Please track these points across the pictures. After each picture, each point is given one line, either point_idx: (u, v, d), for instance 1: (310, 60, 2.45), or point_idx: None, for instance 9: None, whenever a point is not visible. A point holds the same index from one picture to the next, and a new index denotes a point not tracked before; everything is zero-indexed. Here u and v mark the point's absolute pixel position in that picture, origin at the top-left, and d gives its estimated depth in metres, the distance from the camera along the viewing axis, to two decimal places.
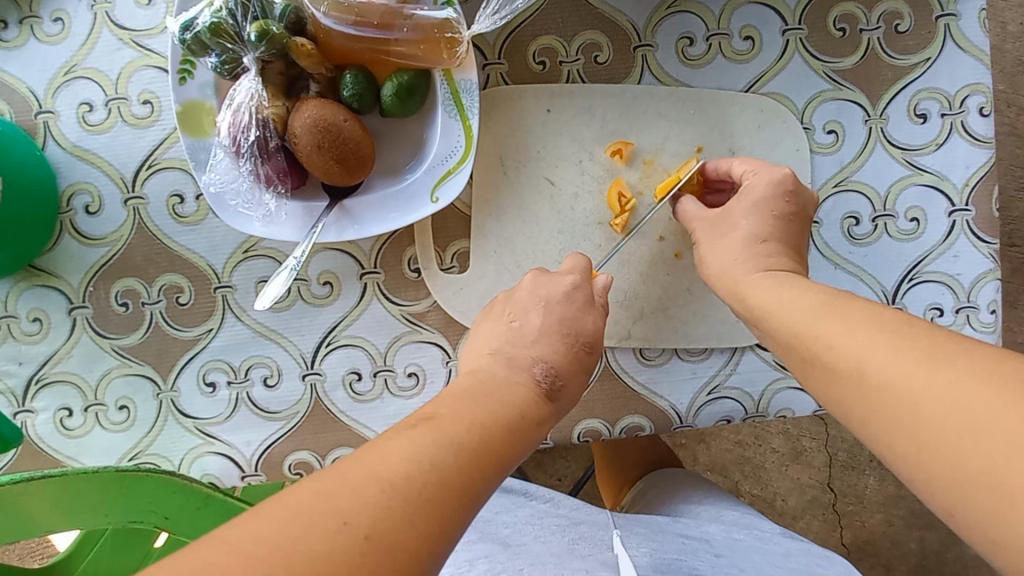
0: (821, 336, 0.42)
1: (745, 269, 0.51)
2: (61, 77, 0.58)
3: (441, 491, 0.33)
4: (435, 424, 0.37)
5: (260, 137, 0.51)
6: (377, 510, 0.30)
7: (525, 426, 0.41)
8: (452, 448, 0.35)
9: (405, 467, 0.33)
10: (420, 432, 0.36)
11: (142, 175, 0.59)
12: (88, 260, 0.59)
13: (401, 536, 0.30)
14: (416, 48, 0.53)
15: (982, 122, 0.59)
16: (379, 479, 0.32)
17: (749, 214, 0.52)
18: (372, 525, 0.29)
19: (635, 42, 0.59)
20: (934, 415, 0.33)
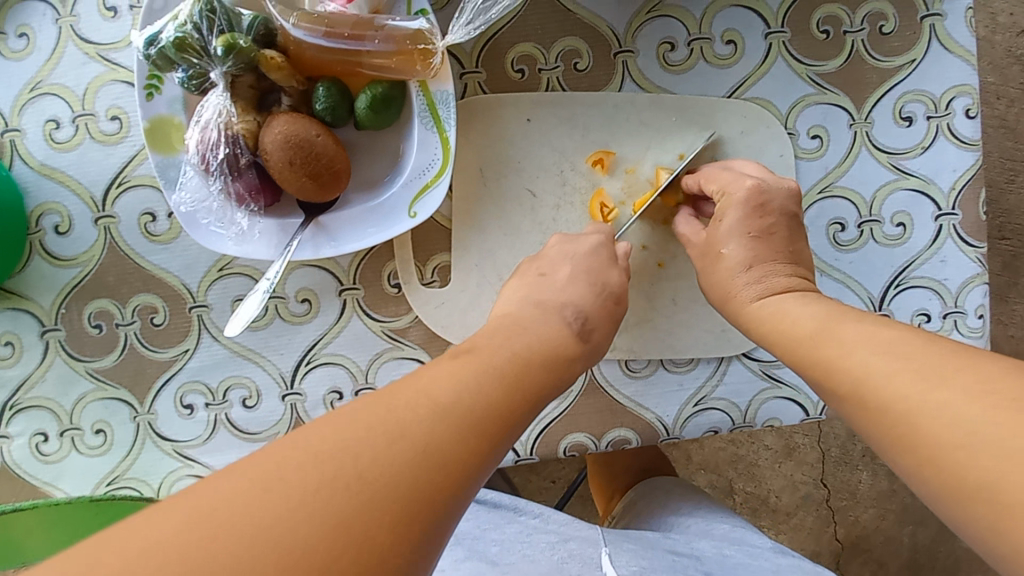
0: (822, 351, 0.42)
1: (743, 299, 0.50)
2: (26, 93, 0.57)
3: (484, 416, 0.34)
4: (473, 355, 0.38)
5: (230, 154, 0.50)
6: (428, 429, 0.32)
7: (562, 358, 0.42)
8: (493, 378, 0.37)
9: (447, 391, 0.34)
10: (460, 362, 0.37)
11: (113, 194, 0.57)
12: (59, 281, 0.58)
13: (449, 447, 0.31)
14: (389, 59, 0.51)
15: (969, 124, 0.58)
16: (427, 399, 0.33)
17: (729, 240, 0.51)
18: (423, 438, 0.31)
19: (616, 48, 0.58)
20: (933, 431, 0.33)
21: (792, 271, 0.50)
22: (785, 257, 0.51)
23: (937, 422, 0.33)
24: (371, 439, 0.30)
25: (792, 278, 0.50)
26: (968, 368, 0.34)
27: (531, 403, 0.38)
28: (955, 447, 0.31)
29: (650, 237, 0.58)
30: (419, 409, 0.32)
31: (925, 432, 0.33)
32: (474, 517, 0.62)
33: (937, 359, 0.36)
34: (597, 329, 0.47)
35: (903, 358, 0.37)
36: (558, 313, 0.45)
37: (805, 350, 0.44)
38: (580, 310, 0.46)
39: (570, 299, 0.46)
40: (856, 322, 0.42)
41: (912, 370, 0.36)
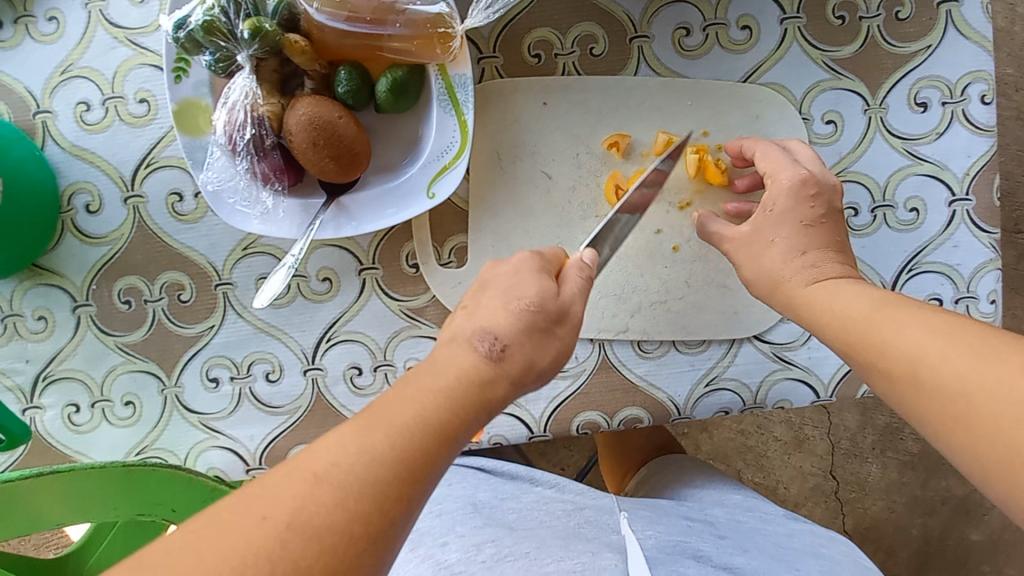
0: (873, 333, 0.42)
1: (796, 283, 0.49)
2: (57, 76, 0.59)
3: (376, 489, 0.30)
4: (376, 416, 0.33)
5: (256, 135, 0.52)
6: (303, 507, 0.29)
7: (474, 406, 0.36)
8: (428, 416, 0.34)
9: (399, 416, 0.33)
10: (366, 424, 0.32)
11: (141, 174, 0.59)
12: (90, 259, 0.60)
13: (332, 533, 0.28)
14: (409, 44, 0.53)
15: (984, 110, 0.58)
16: (322, 479, 0.30)
17: (780, 228, 0.51)
18: (312, 533, 0.28)
19: (631, 33, 0.59)
20: (989, 406, 0.33)
21: (842, 259, 0.50)
22: (837, 249, 0.50)
23: (995, 401, 0.33)
24: (228, 553, 0.27)
25: (825, 252, 0.50)
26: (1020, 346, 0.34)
27: (436, 461, 0.33)
28: (1013, 423, 0.32)
29: (658, 218, 0.59)
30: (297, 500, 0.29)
31: (979, 408, 0.34)
32: (491, 488, 0.62)
33: (991, 338, 0.36)
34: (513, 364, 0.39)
35: (961, 336, 0.37)
36: (464, 356, 0.38)
37: (855, 326, 0.44)
38: (489, 334, 0.39)
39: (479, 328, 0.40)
40: (909, 306, 0.42)
41: (965, 351, 0.36)
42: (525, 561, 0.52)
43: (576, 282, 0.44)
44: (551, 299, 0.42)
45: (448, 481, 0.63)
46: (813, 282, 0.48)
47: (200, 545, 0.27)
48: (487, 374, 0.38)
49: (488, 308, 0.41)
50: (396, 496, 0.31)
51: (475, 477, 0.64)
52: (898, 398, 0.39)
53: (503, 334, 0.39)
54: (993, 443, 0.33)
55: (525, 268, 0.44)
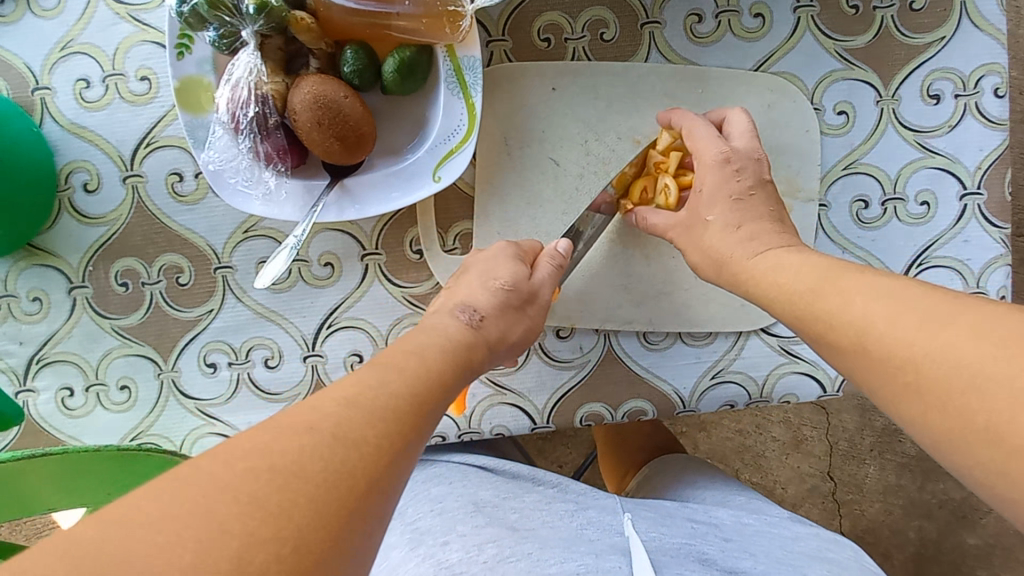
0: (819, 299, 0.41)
1: (739, 258, 0.48)
2: (57, 52, 0.58)
3: (399, 412, 0.34)
4: (384, 362, 0.38)
5: (259, 113, 0.51)
6: (340, 422, 0.31)
7: (466, 360, 0.42)
8: (426, 363, 0.39)
9: (402, 363, 0.38)
10: (375, 368, 0.37)
11: (141, 154, 0.58)
12: (87, 239, 0.59)
13: (367, 443, 0.31)
14: (418, 23, 0.51)
15: (996, 103, 0.58)
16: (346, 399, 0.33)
17: (713, 208, 0.50)
18: (351, 444, 0.30)
19: (642, 18, 0.58)
20: (939, 374, 0.32)
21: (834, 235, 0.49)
22: (771, 222, 0.49)
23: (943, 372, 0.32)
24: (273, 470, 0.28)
25: None
26: (975, 310, 0.33)
27: (440, 402, 0.37)
28: (962, 391, 0.31)
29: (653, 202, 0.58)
30: (326, 415, 0.31)
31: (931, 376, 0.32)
32: (493, 487, 0.60)
33: (942, 305, 0.34)
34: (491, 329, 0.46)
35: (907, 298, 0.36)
36: (454, 322, 0.45)
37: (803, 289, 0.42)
38: (471, 307, 0.47)
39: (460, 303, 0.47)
40: (853, 272, 0.41)
41: (912, 313, 0.35)
42: (527, 563, 0.51)
43: (548, 267, 0.52)
44: (523, 281, 0.50)
45: (448, 479, 0.62)
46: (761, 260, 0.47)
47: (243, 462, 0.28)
48: (470, 336, 0.44)
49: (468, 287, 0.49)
50: (416, 420, 0.34)
51: (477, 476, 0.62)
52: (852, 371, 0.38)
53: (482, 307, 0.47)
54: (947, 417, 0.32)
55: (502, 255, 0.51)
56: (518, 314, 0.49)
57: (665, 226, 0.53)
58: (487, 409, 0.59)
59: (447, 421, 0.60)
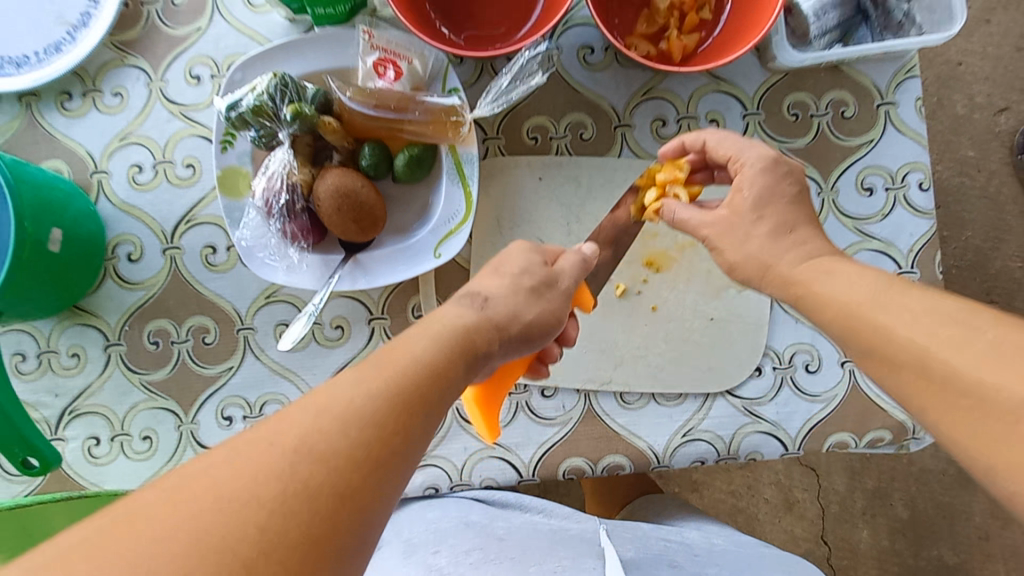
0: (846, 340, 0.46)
1: (786, 264, 0.50)
2: (116, 142, 0.67)
3: (373, 422, 0.34)
4: (372, 365, 0.38)
5: (288, 199, 0.59)
6: (308, 435, 0.32)
7: (463, 356, 0.42)
8: (416, 365, 0.38)
9: (389, 366, 0.38)
10: (363, 368, 0.37)
11: (181, 229, 0.67)
12: (126, 302, 0.66)
13: (335, 457, 0.31)
14: (426, 127, 0.61)
15: (922, 196, 0.67)
16: (344, 396, 0.34)
17: (764, 207, 0.52)
18: (315, 459, 0.31)
19: (615, 122, 0.68)
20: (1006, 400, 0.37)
21: None
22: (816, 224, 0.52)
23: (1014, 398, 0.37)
24: (234, 491, 0.29)
25: None
26: None
27: (426, 404, 0.37)
28: None
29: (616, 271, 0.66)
30: (323, 412, 0.33)
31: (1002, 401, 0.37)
32: (483, 508, 0.63)
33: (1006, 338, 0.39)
34: (495, 317, 0.46)
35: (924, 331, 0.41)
36: (456, 312, 0.46)
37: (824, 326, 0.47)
38: (478, 294, 0.49)
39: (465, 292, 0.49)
40: (915, 292, 0.44)
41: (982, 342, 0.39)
42: (510, 564, 0.56)
43: (572, 261, 0.54)
44: (539, 267, 0.52)
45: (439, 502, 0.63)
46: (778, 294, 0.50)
47: (208, 480, 0.29)
48: (472, 330, 0.44)
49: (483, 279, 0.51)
50: (393, 429, 0.34)
51: (468, 501, 0.63)
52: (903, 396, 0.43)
53: (490, 291, 0.49)
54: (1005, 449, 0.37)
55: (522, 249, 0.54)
56: (531, 296, 0.50)
57: (700, 222, 0.55)
58: (478, 462, 0.65)
59: (439, 473, 0.65)
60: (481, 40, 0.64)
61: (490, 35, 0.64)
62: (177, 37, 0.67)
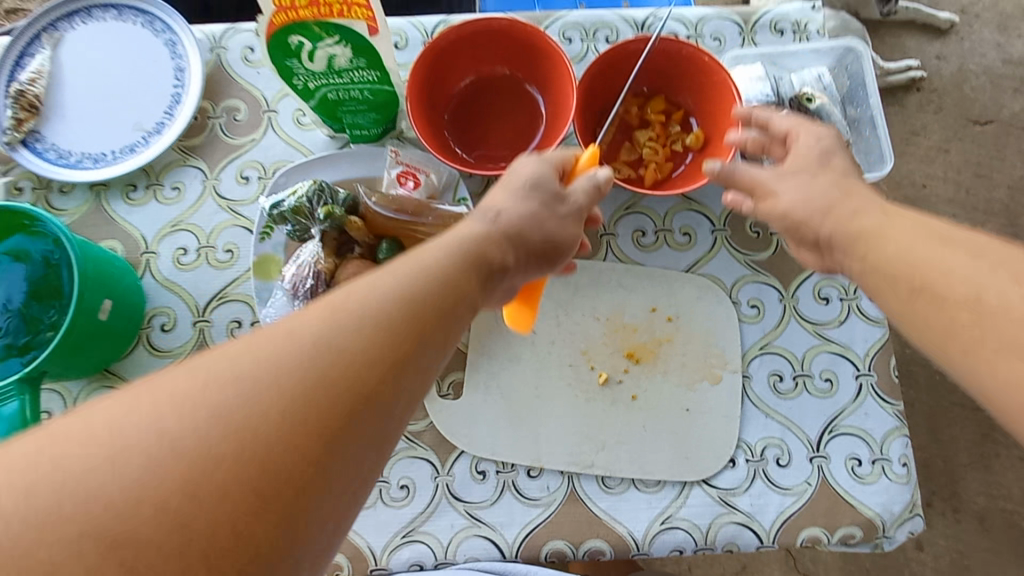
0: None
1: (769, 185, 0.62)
2: (168, 227, 0.77)
3: (377, 365, 0.38)
4: (391, 267, 0.45)
5: (312, 284, 0.68)
6: (310, 360, 0.35)
7: (475, 267, 0.49)
8: (422, 280, 0.44)
9: (400, 270, 0.44)
10: (377, 272, 0.44)
11: (213, 304, 0.75)
12: (152, 369, 0.73)
13: (340, 390, 0.35)
14: (437, 230, 0.71)
15: (873, 306, 0.76)
16: (343, 316, 0.38)
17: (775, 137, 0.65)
18: (316, 389, 0.35)
19: (601, 231, 0.78)
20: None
21: None
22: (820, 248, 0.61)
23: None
24: (238, 442, 0.32)
25: None
26: None
27: (424, 340, 0.41)
28: None
29: (599, 360, 0.73)
30: (315, 350, 0.36)
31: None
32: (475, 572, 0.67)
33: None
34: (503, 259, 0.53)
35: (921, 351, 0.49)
36: (472, 224, 0.54)
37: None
38: (493, 210, 0.56)
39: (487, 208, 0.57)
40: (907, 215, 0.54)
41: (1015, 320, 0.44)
42: None
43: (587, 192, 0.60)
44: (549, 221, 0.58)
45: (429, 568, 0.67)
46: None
47: (213, 395, 0.33)
48: (483, 241, 0.52)
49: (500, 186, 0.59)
50: (391, 371, 0.38)
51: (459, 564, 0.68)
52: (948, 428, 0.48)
53: (501, 207, 0.56)
54: None
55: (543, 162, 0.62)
56: (531, 265, 0.57)
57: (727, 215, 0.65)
58: (463, 540, 0.67)
59: (425, 549, 0.67)
60: (487, 160, 0.76)
61: (495, 156, 0.77)
62: (235, 145, 0.80)
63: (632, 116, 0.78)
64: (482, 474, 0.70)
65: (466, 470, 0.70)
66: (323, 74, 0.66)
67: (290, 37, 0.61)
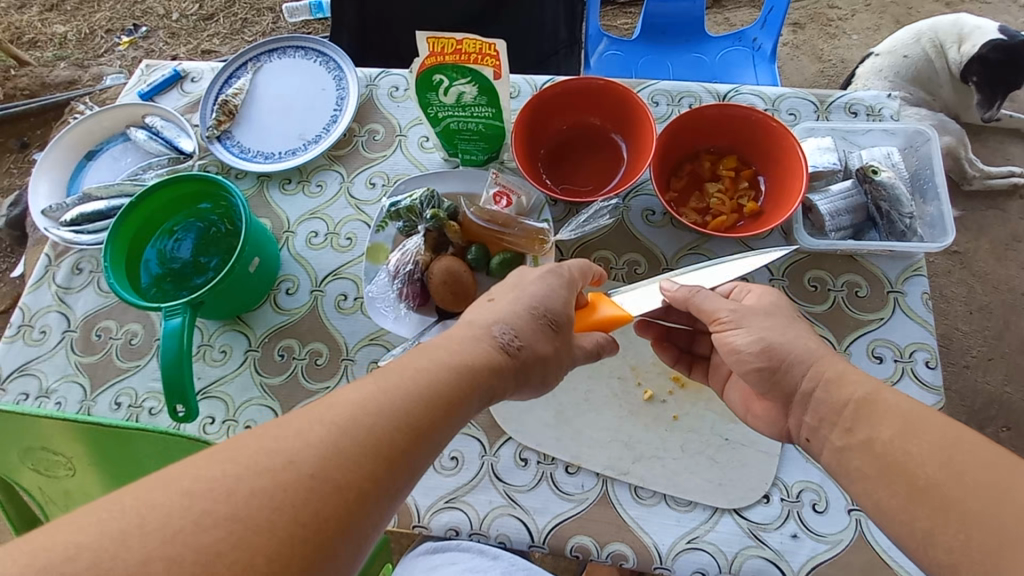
0: (860, 428, 0.56)
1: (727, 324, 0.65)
2: (306, 215, 0.96)
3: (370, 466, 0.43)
4: (398, 375, 0.50)
5: (411, 269, 0.82)
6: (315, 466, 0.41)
7: (479, 377, 0.54)
8: (423, 389, 0.50)
9: (401, 382, 0.49)
10: (382, 381, 0.49)
11: (329, 279, 0.91)
12: (272, 322, 0.89)
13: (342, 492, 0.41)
14: (519, 240, 0.83)
15: (929, 372, 0.77)
16: (344, 434, 0.44)
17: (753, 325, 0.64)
18: (324, 485, 0.41)
19: (664, 265, 0.87)
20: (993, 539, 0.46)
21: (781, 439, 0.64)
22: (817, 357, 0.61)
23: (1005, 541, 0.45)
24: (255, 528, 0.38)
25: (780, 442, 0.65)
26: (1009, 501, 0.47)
27: (419, 443, 0.47)
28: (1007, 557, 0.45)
29: (646, 378, 0.80)
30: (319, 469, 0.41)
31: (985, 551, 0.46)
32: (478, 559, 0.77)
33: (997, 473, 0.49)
34: (519, 350, 0.58)
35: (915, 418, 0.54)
36: (482, 345, 0.56)
37: (844, 415, 0.57)
38: (511, 331, 0.58)
39: (499, 328, 0.58)
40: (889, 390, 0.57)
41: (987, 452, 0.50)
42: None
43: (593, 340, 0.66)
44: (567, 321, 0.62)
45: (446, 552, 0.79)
46: (802, 371, 0.60)
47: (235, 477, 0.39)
48: (494, 354, 0.56)
49: (509, 314, 0.60)
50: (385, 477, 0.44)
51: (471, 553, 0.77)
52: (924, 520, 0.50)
53: (519, 333, 0.58)
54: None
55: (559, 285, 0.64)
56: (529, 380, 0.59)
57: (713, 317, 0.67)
58: (497, 516, 0.74)
59: (462, 517, 0.74)
60: (572, 192, 0.89)
61: (579, 190, 0.89)
62: (370, 158, 0.99)
63: (704, 170, 0.88)
64: (525, 461, 0.77)
65: (510, 455, 0.77)
66: (452, 106, 0.83)
67: (433, 76, 0.79)
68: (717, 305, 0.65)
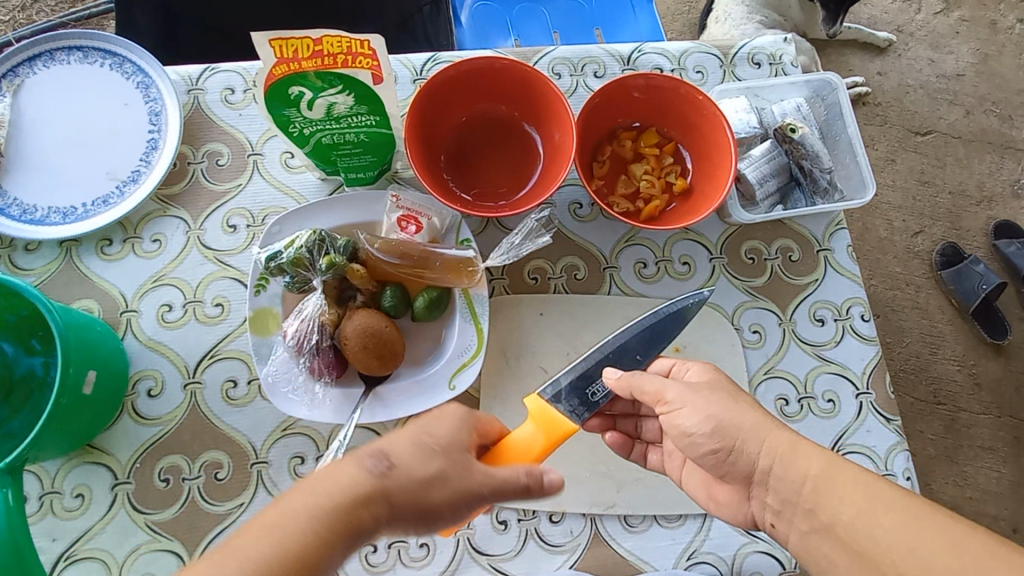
0: (822, 510, 0.48)
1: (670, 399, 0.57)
2: (149, 283, 0.73)
3: None
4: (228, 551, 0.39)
5: (317, 339, 0.65)
6: None
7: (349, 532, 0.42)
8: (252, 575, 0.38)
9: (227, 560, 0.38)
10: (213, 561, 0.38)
11: (204, 364, 0.70)
12: (139, 439, 0.67)
13: None
14: (444, 274, 0.69)
15: (865, 325, 0.79)
16: None
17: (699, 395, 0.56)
18: None
19: (604, 264, 0.79)
20: None
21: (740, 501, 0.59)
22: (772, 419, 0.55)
23: None
24: None
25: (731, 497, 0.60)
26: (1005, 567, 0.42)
27: None
28: None
29: None
30: None
31: None
32: None
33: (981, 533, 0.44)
34: (395, 484, 0.45)
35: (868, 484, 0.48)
36: (355, 476, 0.44)
37: (804, 495, 0.50)
38: (385, 457, 0.45)
39: (376, 449, 0.46)
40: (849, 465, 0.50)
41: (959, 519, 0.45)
42: None
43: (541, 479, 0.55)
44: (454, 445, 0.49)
45: None
46: (757, 448, 0.53)
47: None
48: (367, 491, 0.43)
49: (399, 436, 0.48)
50: None
51: None
52: None
53: (397, 459, 0.46)
54: None
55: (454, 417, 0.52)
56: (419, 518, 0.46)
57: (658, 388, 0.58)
58: None
59: None
60: (486, 197, 0.75)
61: (493, 193, 0.75)
62: (219, 192, 0.76)
63: (627, 150, 0.79)
64: (504, 524, 0.68)
65: (487, 521, 0.68)
66: (322, 121, 0.64)
67: (291, 87, 0.60)
68: (662, 384, 0.57)
